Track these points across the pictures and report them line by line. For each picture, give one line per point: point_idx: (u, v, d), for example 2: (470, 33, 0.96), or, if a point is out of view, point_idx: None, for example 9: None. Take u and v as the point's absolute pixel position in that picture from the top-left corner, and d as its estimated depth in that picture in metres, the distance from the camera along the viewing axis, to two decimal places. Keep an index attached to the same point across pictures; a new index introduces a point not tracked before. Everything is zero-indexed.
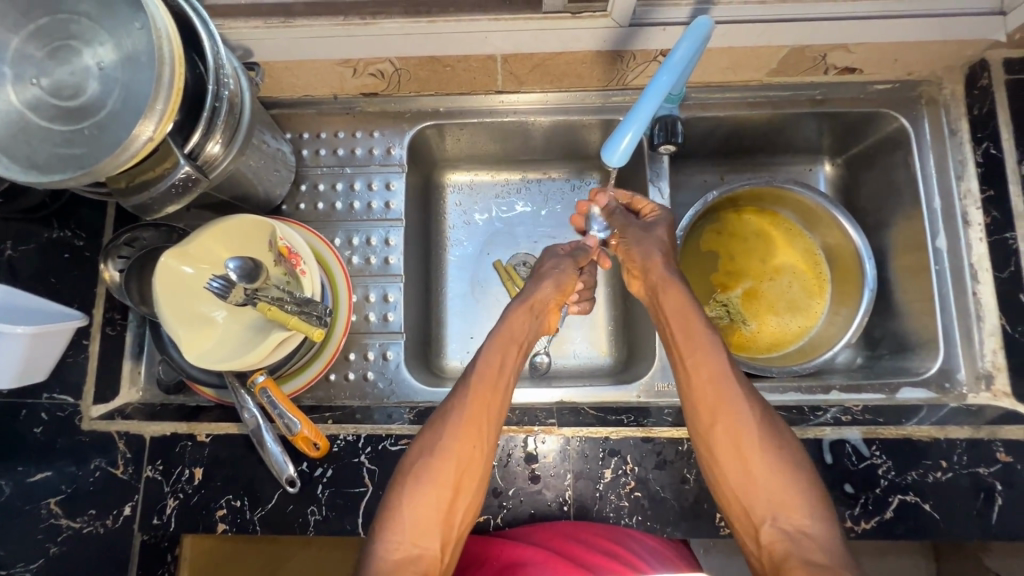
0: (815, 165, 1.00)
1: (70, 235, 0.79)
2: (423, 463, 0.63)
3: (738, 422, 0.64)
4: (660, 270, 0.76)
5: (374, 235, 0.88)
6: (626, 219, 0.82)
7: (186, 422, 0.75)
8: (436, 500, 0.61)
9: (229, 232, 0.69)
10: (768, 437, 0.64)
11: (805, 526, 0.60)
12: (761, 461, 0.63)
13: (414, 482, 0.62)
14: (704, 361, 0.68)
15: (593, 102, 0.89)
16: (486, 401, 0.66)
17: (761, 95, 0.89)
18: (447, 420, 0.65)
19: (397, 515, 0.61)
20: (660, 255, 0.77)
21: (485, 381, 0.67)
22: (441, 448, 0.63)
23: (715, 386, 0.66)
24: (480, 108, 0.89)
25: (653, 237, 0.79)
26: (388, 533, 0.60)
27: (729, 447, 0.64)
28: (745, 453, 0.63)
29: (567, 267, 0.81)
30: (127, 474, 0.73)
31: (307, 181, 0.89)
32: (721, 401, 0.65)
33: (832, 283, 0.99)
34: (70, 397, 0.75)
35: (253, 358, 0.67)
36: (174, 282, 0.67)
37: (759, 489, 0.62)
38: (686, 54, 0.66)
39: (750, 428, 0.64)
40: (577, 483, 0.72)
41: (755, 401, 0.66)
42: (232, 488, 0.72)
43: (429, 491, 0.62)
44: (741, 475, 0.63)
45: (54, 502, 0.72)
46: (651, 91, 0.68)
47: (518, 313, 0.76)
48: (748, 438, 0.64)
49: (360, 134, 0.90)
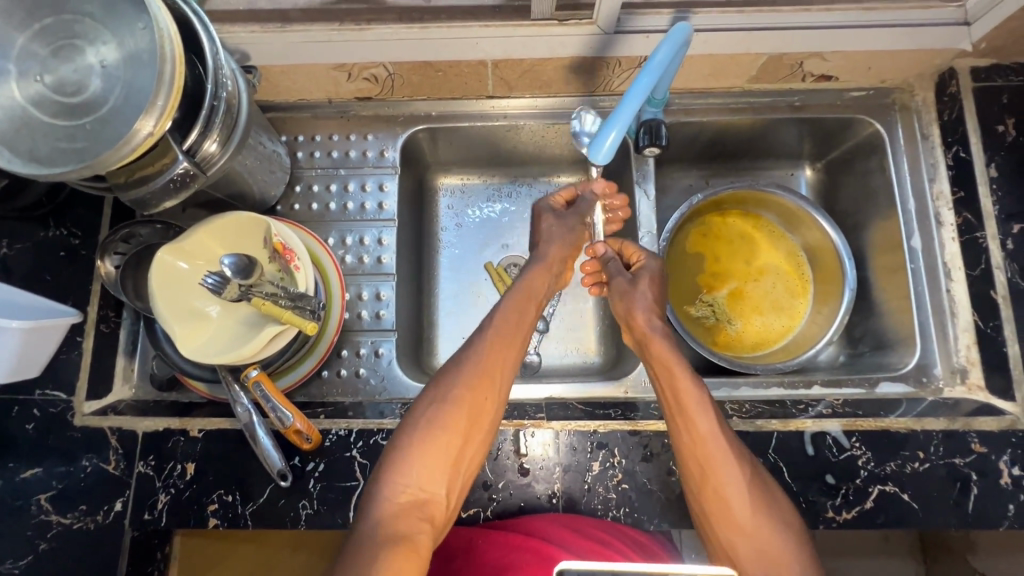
0: (796, 170, 1.04)
1: (66, 233, 0.80)
2: (434, 412, 0.64)
3: (727, 484, 0.63)
4: (644, 326, 0.75)
5: (367, 235, 0.89)
6: (618, 269, 0.82)
7: (178, 418, 0.76)
8: (445, 449, 0.62)
9: (225, 229, 0.71)
10: (758, 497, 0.63)
11: None
12: (751, 517, 0.62)
13: (424, 434, 0.63)
14: (697, 419, 0.65)
15: (581, 106, 0.92)
16: (503, 367, 0.67)
17: (742, 101, 0.92)
18: (460, 371, 0.66)
19: (406, 458, 0.61)
20: (644, 309, 0.76)
21: (503, 334, 0.69)
22: (453, 396, 0.64)
23: (707, 447, 0.65)
24: (471, 111, 0.92)
25: (648, 292, 0.78)
26: (394, 476, 0.61)
27: (719, 509, 0.63)
28: (736, 515, 0.63)
29: (574, 224, 0.85)
30: (119, 470, 0.73)
31: (301, 183, 0.91)
32: (713, 463, 0.64)
33: (814, 283, 1.02)
34: (62, 394, 0.76)
35: (247, 351, 0.68)
36: (168, 275, 0.69)
37: (750, 546, 0.62)
38: (667, 58, 0.69)
39: (738, 489, 0.63)
40: (566, 476, 0.73)
41: (745, 459, 0.65)
42: (224, 482, 0.73)
43: (442, 437, 0.62)
44: (737, 535, 0.63)
45: (44, 498, 0.72)
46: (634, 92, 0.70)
47: (537, 273, 0.79)
48: (738, 502, 0.63)
49: (355, 136, 0.92)
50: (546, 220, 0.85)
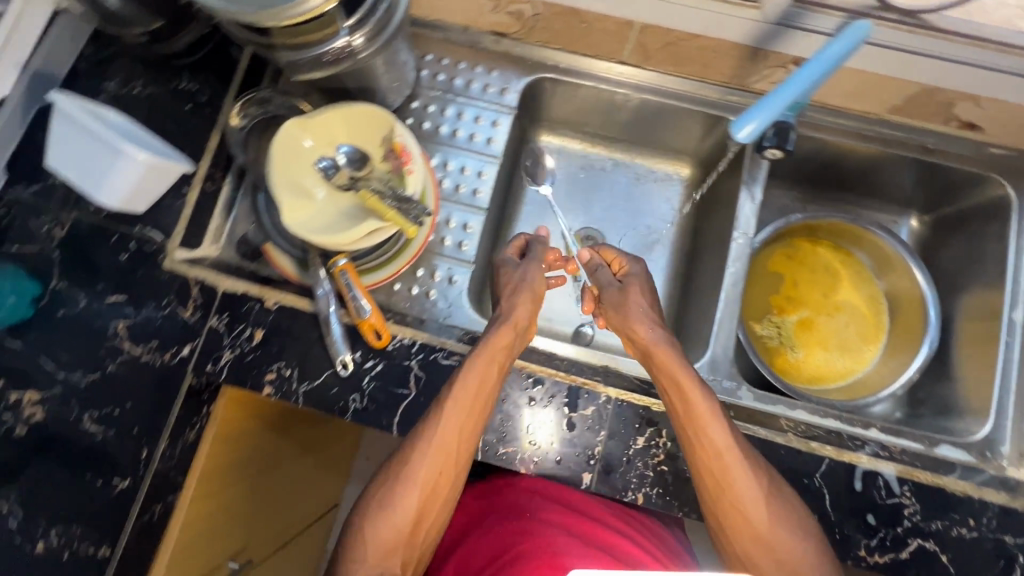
0: (900, 219, 1.02)
1: (193, 88, 0.84)
2: (387, 492, 0.68)
3: (744, 499, 0.66)
4: (646, 335, 0.74)
5: (469, 165, 0.90)
6: (609, 279, 0.83)
7: (257, 287, 0.78)
8: (397, 528, 0.67)
9: (351, 116, 0.73)
10: (776, 507, 0.66)
11: None
12: (770, 529, 0.65)
13: (380, 510, 0.68)
14: (712, 440, 0.67)
15: (709, 95, 0.90)
16: (456, 444, 0.69)
17: (875, 129, 0.89)
18: (415, 448, 0.69)
19: (364, 531, 0.68)
20: (640, 318, 0.77)
21: (456, 411, 0.68)
22: (406, 476, 0.68)
23: (723, 464, 0.66)
24: (598, 73, 0.92)
25: (643, 305, 0.78)
26: (358, 543, 0.68)
27: (737, 523, 0.66)
28: (756, 530, 0.65)
29: (534, 276, 0.80)
30: (194, 319, 0.77)
31: (419, 99, 0.91)
32: (730, 477, 0.66)
33: (888, 333, 1.00)
34: (158, 235, 0.79)
35: (344, 239, 0.69)
36: (288, 147, 0.71)
37: (766, 558, 0.65)
38: (844, 49, 0.65)
39: (754, 501, 0.65)
40: (608, 442, 0.73)
41: (760, 467, 0.67)
42: (285, 357, 0.75)
43: (394, 519, 0.67)
44: (753, 544, 0.66)
45: (122, 326, 0.76)
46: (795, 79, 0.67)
47: (507, 334, 0.73)
48: (756, 515, 0.65)
49: (480, 68, 0.92)
50: (505, 273, 0.82)
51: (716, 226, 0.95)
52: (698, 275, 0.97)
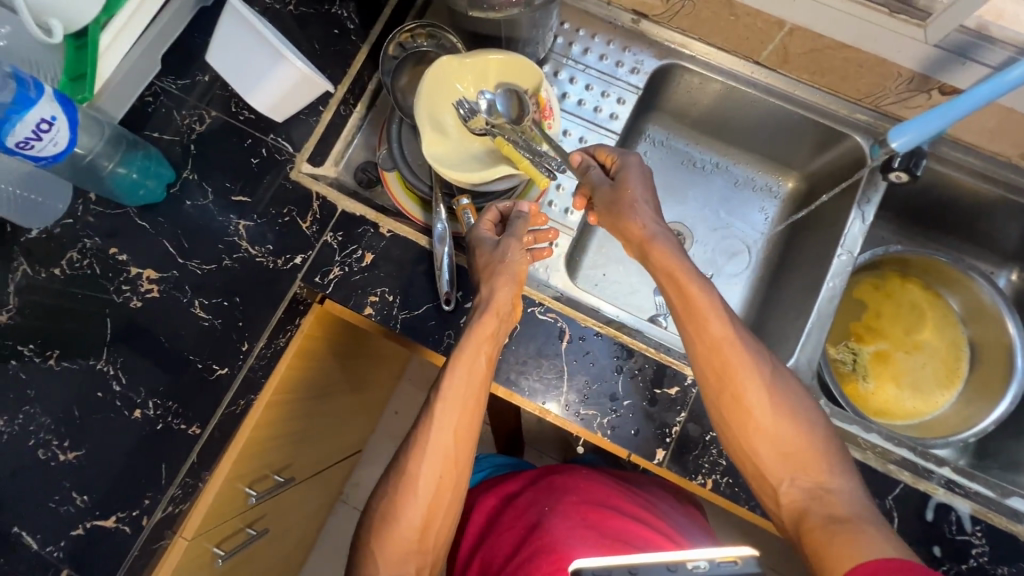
0: (998, 270, 1.01)
1: (344, 16, 0.86)
2: (392, 501, 0.69)
3: (742, 389, 0.65)
4: (642, 226, 0.73)
5: (591, 137, 0.92)
6: (600, 177, 0.78)
7: (374, 212, 0.81)
8: (405, 533, 0.67)
9: (502, 65, 0.74)
10: (775, 395, 0.65)
11: (826, 483, 0.61)
12: (772, 419, 0.64)
13: (387, 518, 0.68)
14: (706, 329, 0.67)
15: (837, 110, 0.90)
16: (452, 444, 0.70)
17: (1001, 173, 0.88)
18: (414, 455, 0.70)
19: (376, 542, 0.68)
20: (641, 214, 0.73)
21: (448, 411, 0.70)
22: (407, 482, 0.69)
23: (721, 354, 0.66)
24: (728, 69, 0.92)
25: (640, 197, 0.74)
26: (373, 552, 0.68)
27: (739, 416, 0.65)
28: (758, 422, 0.65)
29: (514, 255, 0.73)
30: (310, 231, 0.80)
31: (551, 65, 0.94)
32: (730, 366, 0.66)
33: (965, 380, 0.98)
34: (289, 147, 0.83)
35: (475, 180, 0.72)
36: (437, 83, 0.73)
37: (771, 451, 0.64)
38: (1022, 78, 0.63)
39: (755, 391, 0.65)
40: (687, 424, 0.74)
41: (758, 356, 0.67)
42: (390, 283, 0.78)
43: (402, 525, 0.68)
44: (757, 435, 0.65)
45: (242, 225, 0.80)
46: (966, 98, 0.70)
47: (490, 325, 0.71)
48: (758, 407, 0.65)
49: (614, 45, 0.93)
50: (480, 253, 0.75)
51: (815, 241, 0.95)
52: (783, 285, 0.98)
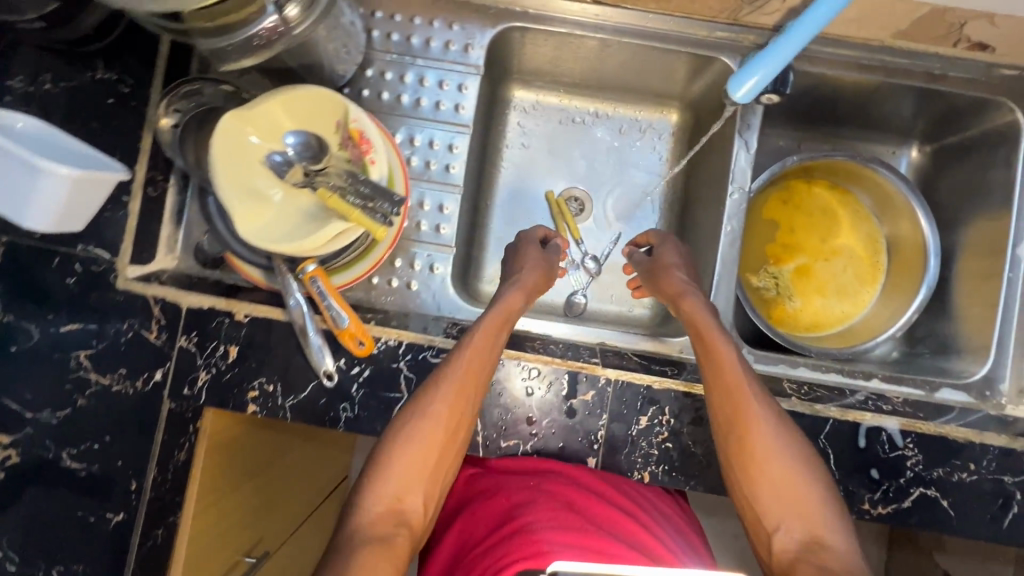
0: (900, 149, 0.97)
1: (116, 79, 0.71)
2: (413, 427, 0.64)
3: (756, 428, 0.65)
4: (676, 280, 0.79)
5: (438, 138, 0.80)
6: (642, 257, 0.87)
7: (224, 299, 0.72)
8: (420, 458, 0.63)
9: (301, 102, 0.64)
10: (786, 443, 0.65)
11: (826, 535, 0.60)
12: (779, 459, 0.64)
13: (403, 444, 0.64)
14: (727, 367, 0.68)
15: (695, 33, 0.81)
16: (476, 384, 0.67)
17: (878, 58, 0.81)
18: (437, 388, 0.66)
19: (383, 470, 0.63)
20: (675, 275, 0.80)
21: (477, 353, 0.68)
22: (426, 413, 0.65)
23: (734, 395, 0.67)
24: (569, 17, 0.81)
25: (675, 262, 0.82)
26: (377, 485, 0.62)
27: (745, 454, 0.65)
28: (767, 460, 0.64)
29: (552, 257, 0.84)
30: (160, 340, 0.72)
31: (373, 67, 0.80)
32: (746, 407, 0.66)
33: (887, 273, 0.97)
34: (105, 253, 0.71)
35: (308, 245, 0.63)
36: (229, 147, 0.62)
37: (772, 498, 0.63)
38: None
39: (766, 432, 0.65)
40: (611, 425, 0.72)
41: (772, 408, 0.67)
42: (266, 372, 0.71)
43: (414, 453, 0.63)
44: (762, 478, 0.64)
45: (84, 356, 0.68)
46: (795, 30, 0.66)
47: (518, 300, 0.75)
48: (766, 449, 0.64)
49: (438, 23, 0.80)
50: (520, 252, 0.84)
51: (710, 179, 0.89)
52: (692, 230, 0.92)
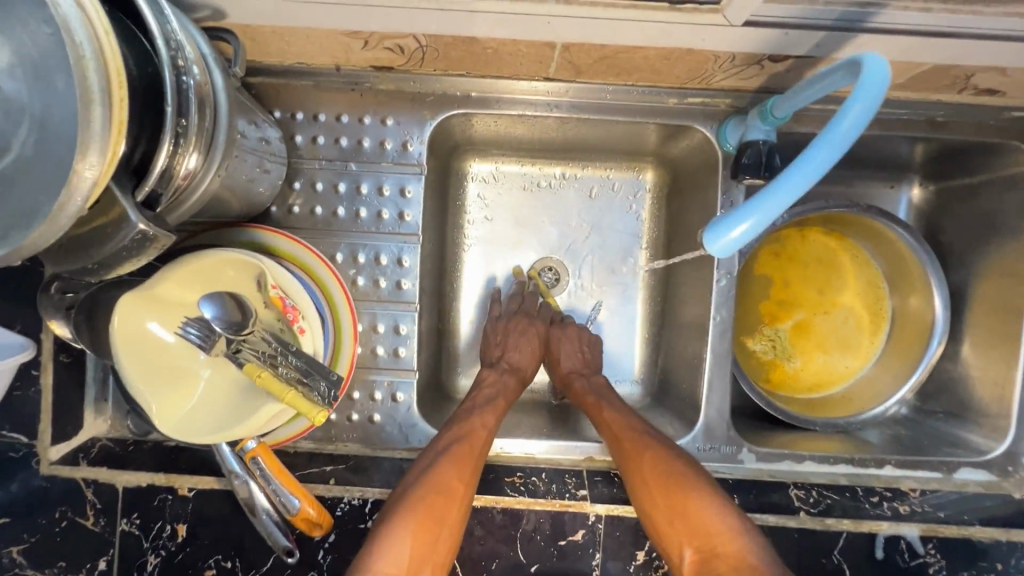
0: (899, 185, 0.88)
1: None
2: (414, 492, 0.61)
3: (668, 483, 0.62)
4: (561, 356, 0.82)
5: (384, 252, 0.72)
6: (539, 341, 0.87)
7: (164, 473, 0.65)
8: (424, 525, 0.59)
9: (213, 270, 0.56)
10: (700, 490, 0.62)
11: None
12: (694, 506, 0.61)
13: (405, 511, 0.60)
14: (616, 429, 0.69)
15: (665, 101, 0.71)
16: (474, 453, 0.66)
17: (872, 109, 0.72)
18: (438, 452, 0.65)
19: (385, 542, 0.57)
20: (567, 356, 0.82)
21: (473, 422, 0.69)
22: (431, 475, 0.62)
23: (629, 445, 0.67)
24: (519, 96, 0.71)
25: (575, 341, 0.83)
26: (376, 560, 0.56)
27: (661, 518, 0.61)
28: (682, 511, 0.61)
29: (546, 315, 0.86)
30: (99, 527, 0.64)
31: (302, 178, 0.71)
32: (642, 458, 0.65)
33: (892, 324, 0.89)
34: (22, 437, 0.63)
35: (243, 431, 0.55)
36: (135, 335, 0.53)
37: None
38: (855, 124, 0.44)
39: (666, 483, 0.62)
40: (607, 563, 0.65)
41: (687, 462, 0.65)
42: (221, 547, 0.64)
43: (418, 521, 0.59)
44: (686, 543, 0.60)
45: (16, 552, 0.62)
46: (798, 165, 0.46)
47: (513, 385, 0.79)
48: (674, 503, 0.61)
49: (369, 119, 0.71)
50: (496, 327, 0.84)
51: (692, 252, 0.80)
52: (676, 304, 0.84)
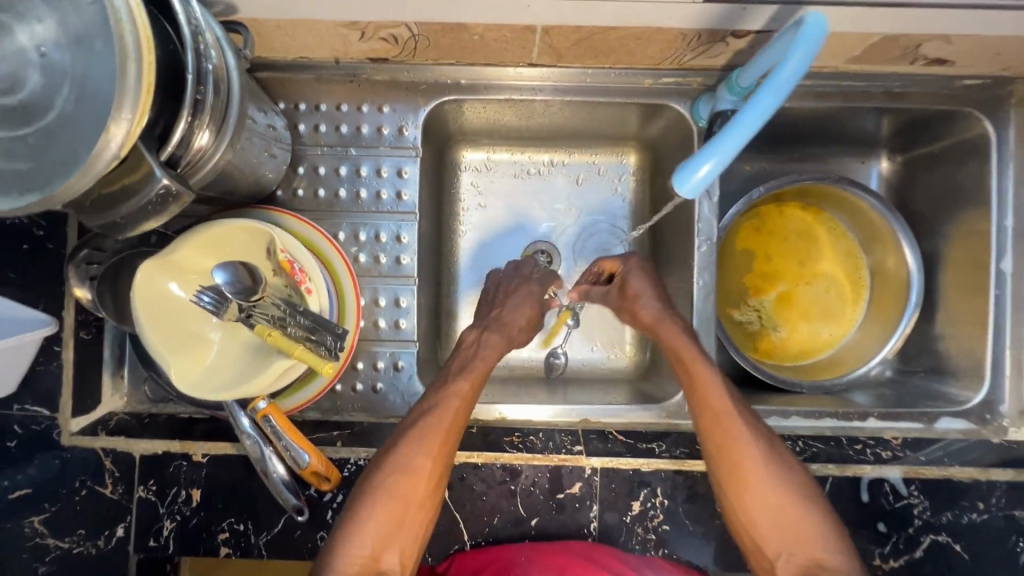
0: (870, 160, 0.93)
1: (28, 221, 0.66)
2: (386, 477, 0.62)
3: (745, 456, 0.63)
4: (650, 310, 0.72)
5: (383, 230, 0.76)
6: (601, 295, 0.80)
7: (179, 441, 0.69)
8: (397, 508, 0.61)
9: (226, 239, 0.59)
10: (776, 464, 0.63)
11: (822, 559, 0.59)
12: (769, 481, 0.62)
13: (379, 495, 0.61)
14: (706, 393, 0.66)
15: (642, 82, 0.77)
16: (452, 433, 0.65)
17: (833, 83, 0.77)
18: (413, 433, 0.64)
19: (359, 524, 0.60)
20: (649, 309, 0.73)
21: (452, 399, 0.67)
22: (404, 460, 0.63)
23: (716, 414, 0.65)
24: (506, 82, 0.77)
25: (645, 290, 0.75)
26: (351, 540, 0.60)
27: (734, 482, 0.63)
28: (752, 482, 0.63)
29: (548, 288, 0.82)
30: (116, 494, 0.68)
31: (305, 163, 0.76)
32: (727, 429, 0.64)
33: (871, 291, 0.93)
34: (44, 410, 0.66)
35: (255, 388, 0.58)
36: (154, 296, 0.57)
37: (768, 523, 0.62)
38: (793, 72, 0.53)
39: (754, 458, 0.63)
40: (603, 514, 0.68)
41: (762, 432, 0.65)
42: (234, 510, 0.67)
43: (391, 504, 0.61)
44: (752, 508, 0.62)
45: (37, 520, 0.63)
46: (746, 114, 0.55)
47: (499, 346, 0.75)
48: (752, 473, 0.63)
49: (367, 107, 0.77)
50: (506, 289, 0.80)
51: (674, 226, 0.85)
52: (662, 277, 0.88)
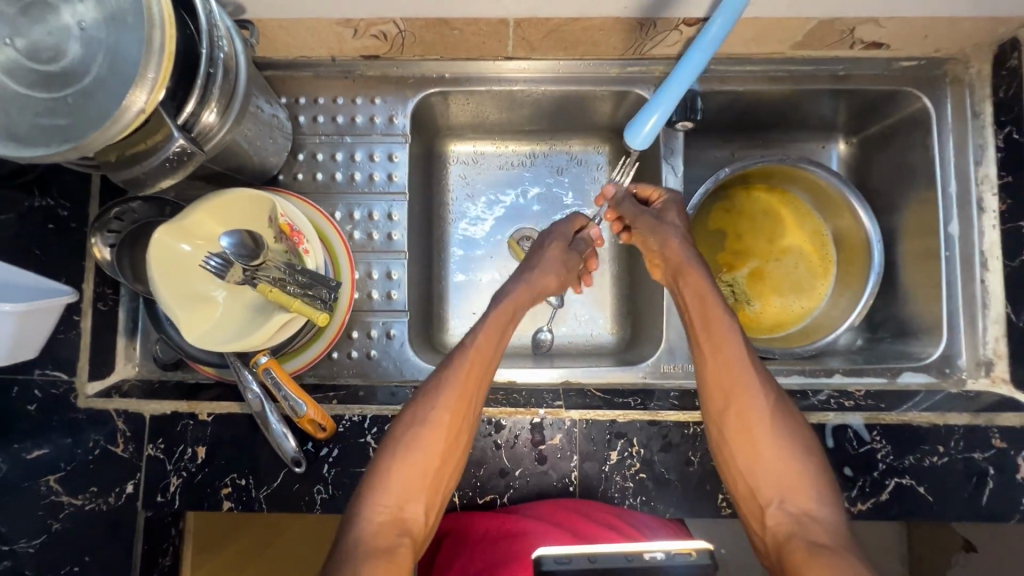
0: (829, 143, 0.99)
1: (53, 204, 0.72)
2: (410, 436, 0.66)
3: (750, 409, 0.67)
4: (680, 254, 0.76)
5: (376, 209, 0.83)
6: (635, 208, 0.81)
7: (186, 401, 0.73)
8: (421, 466, 0.65)
9: (230, 206, 0.65)
10: (779, 419, 0.67)
11: (811, 509, 0.62)
12: (770, 434, 0.66)
13: (403, 453, 0.65)
14: (722, 346, 0.69)
15: (610, 72, 0.85)
16: (475, 394, 0.69)
17: (783, 69, 0.85)
18: (438, 393, 0.68)
19: (383, 480, 0.64)
20: (679, 238, 0.77)
21: (476, 361, 0.70)
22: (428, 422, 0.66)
23: (730, 369, 0.69)
24: (487, 74, 0.85)
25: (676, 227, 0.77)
26: (376, 496, 0.64)
27: (739, 431, 0.67)
28: (755, 433, 0.66)
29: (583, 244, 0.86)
30: (127, 452, 0.72)
31: (304, 151, 0.84)
32: (736, 383, 0.68)
33: (837, 265, 0.99)
34: (63, 374, 0.72)
35: (256, 339, 0.64)
36: (169, 259, 0.63)
37: (767, 471, 0.65)
38: (716, 34, 0.70)
39: (760, 412, 0.67)
40: (583, 464, 0.72)
41: (771, 387, 0.69)
42: (236, 466, 0.72)
43: (415, 462, 0.65)
44: (750, 458, 0.66)
45: (53, 479, 0.69)
46: (680, 71, 0.74)
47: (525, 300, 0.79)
48: (758, 424, 0.66)
49: (361, 100, 0.84)
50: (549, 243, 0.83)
51: None
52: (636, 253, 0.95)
